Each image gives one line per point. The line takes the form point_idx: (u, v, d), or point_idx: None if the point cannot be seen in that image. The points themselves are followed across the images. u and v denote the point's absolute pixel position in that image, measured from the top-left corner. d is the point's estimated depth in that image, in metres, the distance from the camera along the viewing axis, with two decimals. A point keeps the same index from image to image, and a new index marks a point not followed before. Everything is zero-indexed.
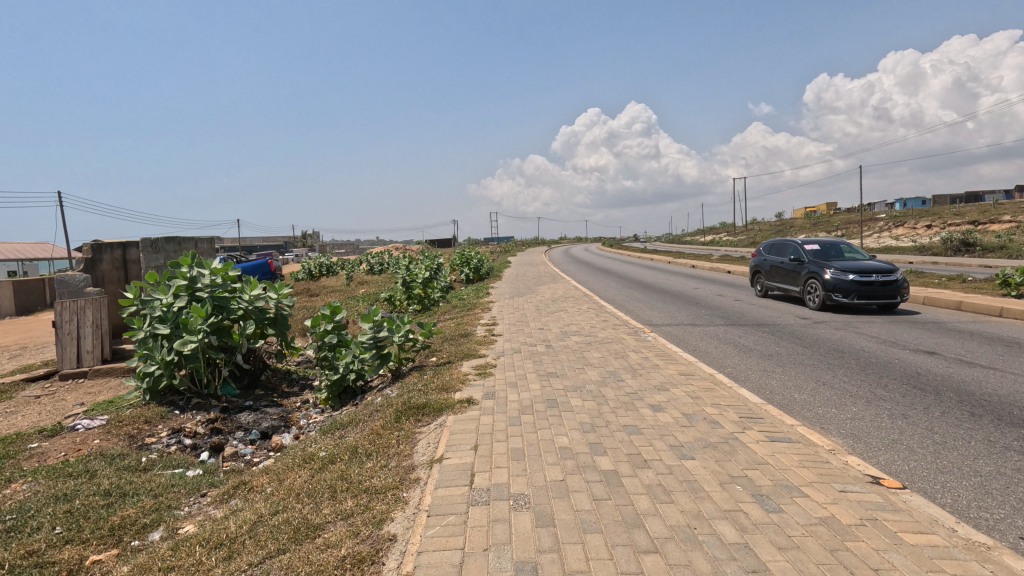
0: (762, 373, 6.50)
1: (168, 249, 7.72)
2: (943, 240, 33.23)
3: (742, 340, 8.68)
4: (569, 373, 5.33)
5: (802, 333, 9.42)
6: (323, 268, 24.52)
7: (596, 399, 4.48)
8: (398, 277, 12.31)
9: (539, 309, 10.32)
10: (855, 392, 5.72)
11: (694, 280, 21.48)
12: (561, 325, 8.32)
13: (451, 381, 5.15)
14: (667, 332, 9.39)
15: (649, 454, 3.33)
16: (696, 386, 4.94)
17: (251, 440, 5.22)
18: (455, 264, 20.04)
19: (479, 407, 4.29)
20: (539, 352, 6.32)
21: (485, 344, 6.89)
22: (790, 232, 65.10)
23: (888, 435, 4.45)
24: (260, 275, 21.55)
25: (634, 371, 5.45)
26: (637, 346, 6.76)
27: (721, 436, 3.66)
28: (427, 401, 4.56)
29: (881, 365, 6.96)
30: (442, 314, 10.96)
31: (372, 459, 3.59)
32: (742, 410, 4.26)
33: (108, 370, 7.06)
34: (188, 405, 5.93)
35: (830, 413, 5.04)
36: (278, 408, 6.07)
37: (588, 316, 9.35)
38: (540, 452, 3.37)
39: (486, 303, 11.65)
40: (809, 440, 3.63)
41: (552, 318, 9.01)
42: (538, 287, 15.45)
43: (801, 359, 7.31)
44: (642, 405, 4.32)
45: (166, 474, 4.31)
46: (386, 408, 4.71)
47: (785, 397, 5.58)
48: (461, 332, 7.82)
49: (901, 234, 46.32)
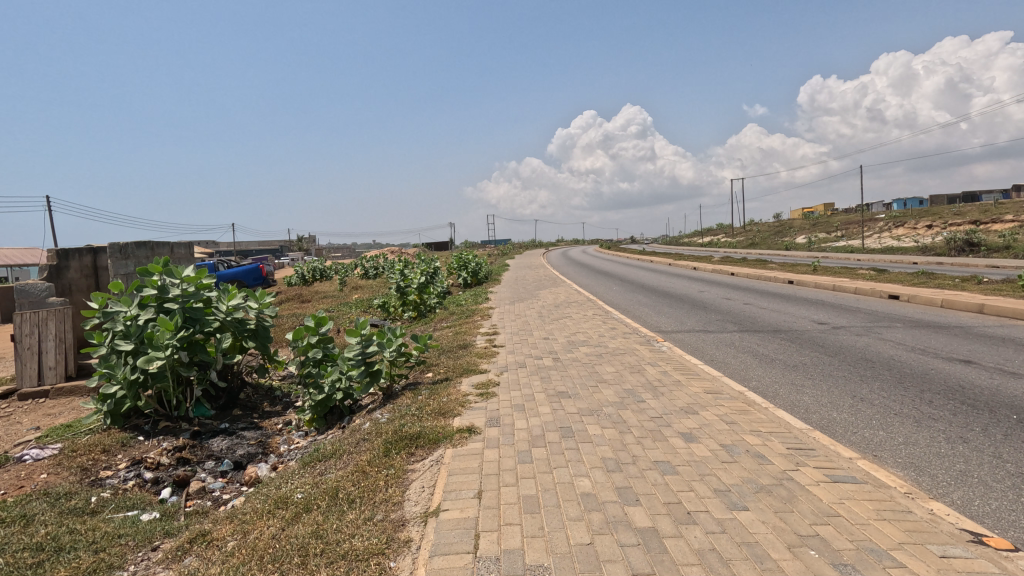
0: (791, 388, 5.92)
1: (140, 255, 7.09)
2: (947, 240, 32.74)
3: (761, 349, 8.08)
4: (582, 392, 4.74)
5: (824, 340, 8.83)
6: (317, 273, 23.86)
7: (617, 426, 3.88)
8: (393, 282, 11.71)
9: (541, 316, 9.74)
10: (899, 410, 5.14)
11: (698, 282, 20.95)
12: (566, 334, 7.72)
13: (449, 403, 4.54)
14: (680, 340, 8.80)
15: (692, 503, 2.73)
16: (728, 408, 4.35)
17: (222, 472, 4.60)
18: (452, 268, 19.41)
19: (483, 439, 3.68)
20: (547, 367, 5.72)
21: (486, 357, 6.30)
22: (789, 233, 64.67)
23: (953, 466, 3.87)
24: (250, 280, 20.89)
25: (655, 390, 4.85)
26: (652, 358, 6.17)
27: (772, 476, 3.06)
28: (422, 430, 3.95)
29: (919, 376, 6.36)
30: (439, 322, 10.35)
31: (355, 509, 2.97)
32: (788, 439, 3.67)
33: (73, 389, 6.44)
34: (155, 430, 5.30)
35: (879, 437, 4.44)
36: (256, 431, 5.45)
37: (595, 323, 8.75)
38: (560, 501, 2.76)
39: (486, 309, 11.04)
40: (878, 481, 3.04)
41: (556, 326, 8.41)
42: (539, 291, 14.86)
43: (831, 371, 6.71)
44: (671, 434, 3.73)
45: (115, 520, 3.67)
46: (374, 437, 4.10)
47: (823, 416, 4.99)
48: (459, 343, 7.22)
49: (902, 234, 45.89)
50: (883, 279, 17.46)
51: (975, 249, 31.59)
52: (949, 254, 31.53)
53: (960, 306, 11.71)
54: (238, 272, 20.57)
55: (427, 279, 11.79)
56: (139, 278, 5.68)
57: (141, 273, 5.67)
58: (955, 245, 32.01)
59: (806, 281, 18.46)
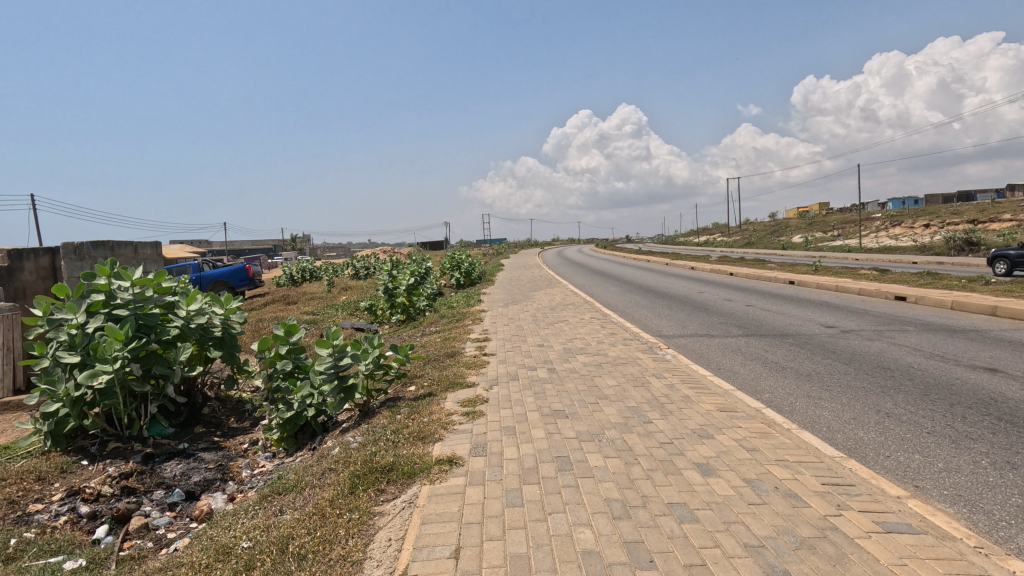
0: (808, 402, 5.39)
1: (97, 255, 6.51)
2: (945, 239, 32.36)
3: (770, 356, 7.55)
4: (581, 412, 4.20)
5: (835, 345, 8.33)
6: (306, 273, 23.26)
7: (621, 455, 3.35)
8: (380, 284, 11.15)
9: (536, 320, 9.20)
10: (932, 429, 4.61)
11: (696, 282, 20.47)
12: (562, 341, 7.19)
13: (430, 425, 4.00)
14: (683, 346, 8.28)
15: (720, 567, 2.20)
16: (746, 431, 3.82)
17: (171, 504, 4.04)
18: (445, 269, 18.84)
19: (465, 474, 3.13)
20: (541, 380, 5.18)
21: (474, 368, 5.76)
22: (785, 232, 64.35)
23: (1010, 499, 3.34)
24: (236, 280, 20.26)
25: (662, 409, 4.33)
26: (656, 369, 5.64)
27: (812, 524, 2.54)
28: (396, 460, 3.41)
29: (945, 387, 5.84)
30: (428, 327, 9.79)
31: (304, 570, 2.42)
32: (821, 472, 3.14)
33: (20, 404, 5.86)
34: (103, 453, 4.73)
35: (916, 462, 3.92)
36: (217, 453, 4.89)
37: (593, 328, 8.22)
38: (555, 565, 2.22)
39: (478, 313, 10.50)
40: (939, 531, 2.52)
41: (551, 332, 7.88)
42: (533, 292, 14.31)
43: (849, 381, 6.18)
44: (685, 466, 3.20)
45: (30, 569, 3.10)
46: (342, 467, 3.56)
47: (848, 436, 4.47)
48: (447, 352, 6.67)
49: (899, 234, 45.58)
50: (887, 279, 17.02)
51: (975, 249, 31.21)
52: (948, 253, 31.15)
53: (972, 308, 11.23)
54: (223, 272, 19.93)
55: (416, 280, 11.22)
56: (85, 282, 5.09)
57: (88, 276, 5.09)
58: (954, 244, 31.65)
59: (807, 281, 17.99)
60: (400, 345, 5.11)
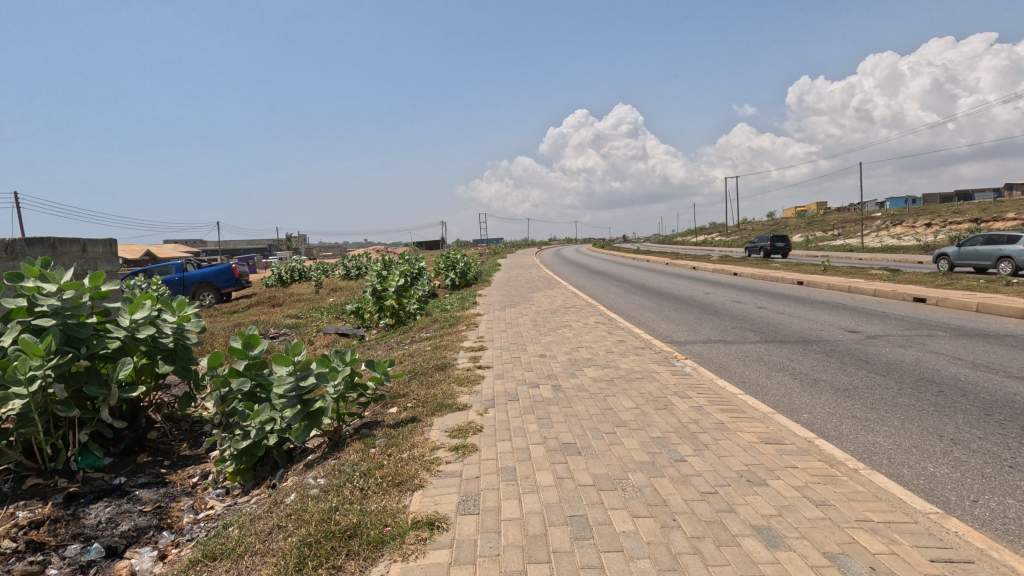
0: (857, 426, 4.62)
1: (34, 254, 5.69)
2: (951, 238, 31.69)
3: (797, 367, 6.79)
4: (596, 447, 3.42)
5: (864, 353, 7.59)
6: (295, 273, 22.43)
7: (656, 516, 2.56)
8: (368, 285, 10.35)
9: (536, 325, 8.43)
10: (1015, 461, 3.84)
11: (701, 282, 19.73)
12: (566, 351, 6.41)
13: (410, 467, 3.21)
14: (698, 356, 7.52)
15: None
16: (805, 474, 3.04)
17: (86, 564, 3.23)
18: (439, 269, 18.04)
19: (451, 546, 2.33)
20: (545, 400, 4.39)
21: (467, 385, 4.97)
22: (785, 232, 63.75)
23: None
24: (221, 280, 19.34)
25: (694, 441, 3.55)
26: (678, 386, 4.87)
27: None
28: (361, 521, 2.61)
29: (1007, 405, 5.09)
30: (418, 333, 8.99)
31: None
32: (923, 541, 2.36)
33: None
34: (17, 492, 3.90)
35: (1015, 509, 3.15)
36: (158, 490, 4.08)
37: (600, 335, 7.45)
38: None
39: (473, 316, 9.71)
40: None
41: (553, 340, 7.10)
42: (532, 293, 13.51)
43: (893, 397, 5.45)
44: (741, 532, 2.42)
45: None
46: (293, 525, 2.75)
47: (917, 471, 3.70)
48: (436, 364, 5.88)
49: (901, 233, 44.96)
50: (900, 280, 16.31)
51: (981, 248, 30.53)
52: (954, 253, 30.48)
53: (1001, 311, 10.52)
54: (208, 273, 19.06)
55: (406, 281, 10.43)
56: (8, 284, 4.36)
57: (11, 276, 4.35)
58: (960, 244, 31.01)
59: (818, 281, 17.25)
60: (377, 360, 4.28)
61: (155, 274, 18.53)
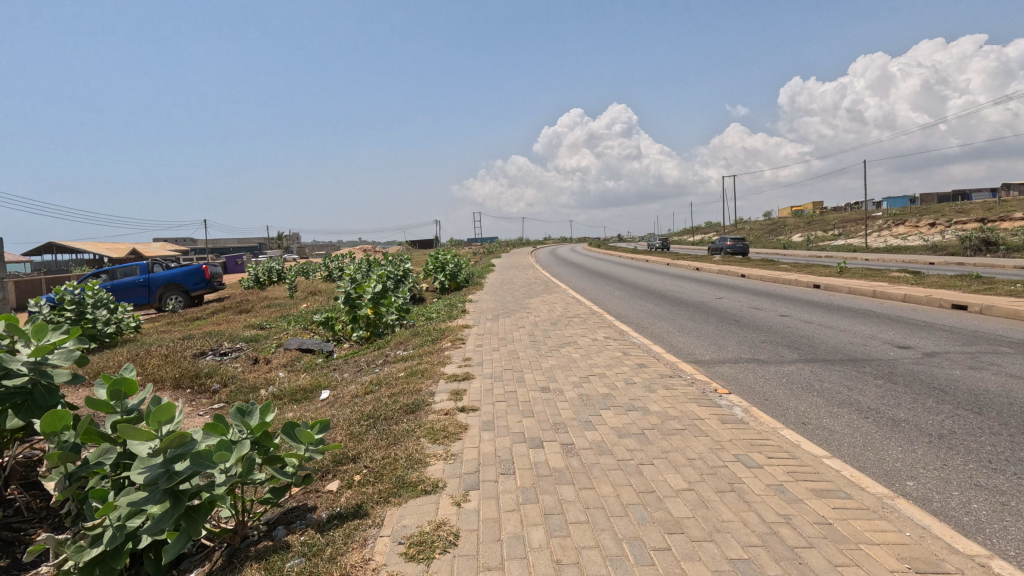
0: (997, 507, 3.23)
1: None
2: (962, 239, 30.53)
3: (861, 400, 5.43)
4: None
5: (933, 379, 6.23)
6: (273, 274, 20.92)
7: None
8: (339, 291, 8.93)
9: (535, 341, 7.05)
10: None
11: (710, 285, 18.41)
12: (574, 383, 5.02)
13: None
14: (732, 381, 6.17)
15: None
16: None
17: None
18: (427, 271, 16.60)
19: None
20: (555, 477, 3.00)
21: (443, 443, 3.57)
22: (784, 232, 62.57)
23: None
24: (190, 283, 17.81)
25: (804, 572, 2.17)
26: (737, 445, 3.50)
27: None
28: None
29: None
30: (394, 351, 7.57)
31: None
32: None
33: None
34: None
35: None
36: None
37: (613, 357, 6.07)
38: None
39: (460, 329, 8.31)
40: None
41: (557, 364, 5.72)
42: (529, 299, 12.12)
43: (1013, 451, 4.07)
44: None
45: None
46: None
47: None
48: (405, 403, 4.46)
49: (906, 233, 43.85)
50: (929, 284, 14.97)
51: (993, 248, 29.38)
52: (964, 254, 29.28)
53: None
54: (176, 273, 17.57)
55: (383, 287, 9.01)
56: None
57: None
58: (970, 245, 29.89)
59: (837, 284, 15.94)
60: (300, 425, 2.82)
61: (117, 275, 17.00)
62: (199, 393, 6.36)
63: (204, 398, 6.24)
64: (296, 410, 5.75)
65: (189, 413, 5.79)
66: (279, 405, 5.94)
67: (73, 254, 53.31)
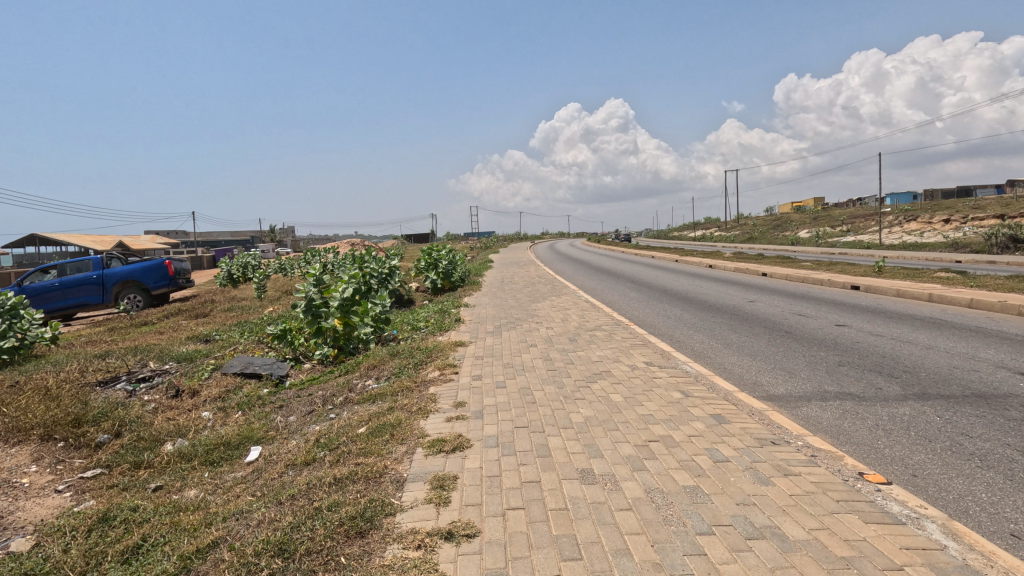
0: None
1: None
2: (988, 236, 28.70)
3: None
4: None
5: None
6: (249, 270, 18.94)
7: None
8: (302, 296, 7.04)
9: (553, 370, 5.16)
10: None
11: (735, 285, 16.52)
12: (630, 460, 3.13)
13: None
14: (842, 436, 4.25)
15: None
16: None
17: None
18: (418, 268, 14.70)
19: None
20: None
21: None
22: (789, 227, 60.68)
23: None
24: (151, 281, 15.78)
25: None
26: None
27: None
28: None
29: None
30: (363, 381, 5.64)
31: None
32: None
33: None
34: None
35: None
36: None
37: (672, 403, 4.18)
38: None
39: (452, 347, 6.39)
40: None
41: (594, 417, 3.83)
42: (535, 304, 10.18)
43: None
44: None
45: None
46: None
47: None
48: (350, 516, 2.55)
49: (920, 229, 42.05)
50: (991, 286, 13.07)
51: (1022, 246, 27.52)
52: (992, 251, 27.48)
53: None
54: (134, 269, 15.55)
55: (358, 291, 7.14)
56: None
57: None
58: (997, 243, 28.09)
59: (881, 284, 14.08)
60: None
61: (67, 271, 14.96)
62: (75, 451, 4.41)
63: (80, 458, 4.30)
64: (203, 483, 3.82)
65: (43, 486, 3.85)
66: (183, 473, 4.00)
67: (50, 246, 50.86)
